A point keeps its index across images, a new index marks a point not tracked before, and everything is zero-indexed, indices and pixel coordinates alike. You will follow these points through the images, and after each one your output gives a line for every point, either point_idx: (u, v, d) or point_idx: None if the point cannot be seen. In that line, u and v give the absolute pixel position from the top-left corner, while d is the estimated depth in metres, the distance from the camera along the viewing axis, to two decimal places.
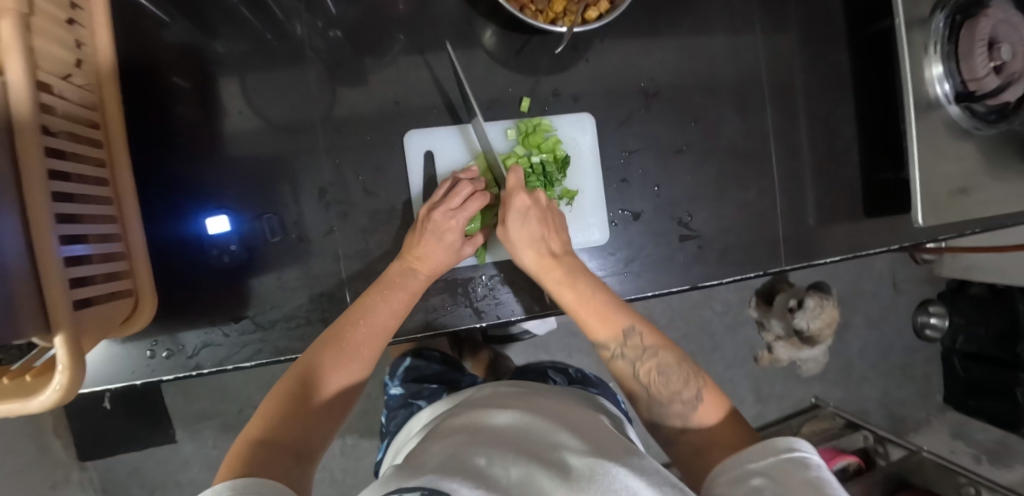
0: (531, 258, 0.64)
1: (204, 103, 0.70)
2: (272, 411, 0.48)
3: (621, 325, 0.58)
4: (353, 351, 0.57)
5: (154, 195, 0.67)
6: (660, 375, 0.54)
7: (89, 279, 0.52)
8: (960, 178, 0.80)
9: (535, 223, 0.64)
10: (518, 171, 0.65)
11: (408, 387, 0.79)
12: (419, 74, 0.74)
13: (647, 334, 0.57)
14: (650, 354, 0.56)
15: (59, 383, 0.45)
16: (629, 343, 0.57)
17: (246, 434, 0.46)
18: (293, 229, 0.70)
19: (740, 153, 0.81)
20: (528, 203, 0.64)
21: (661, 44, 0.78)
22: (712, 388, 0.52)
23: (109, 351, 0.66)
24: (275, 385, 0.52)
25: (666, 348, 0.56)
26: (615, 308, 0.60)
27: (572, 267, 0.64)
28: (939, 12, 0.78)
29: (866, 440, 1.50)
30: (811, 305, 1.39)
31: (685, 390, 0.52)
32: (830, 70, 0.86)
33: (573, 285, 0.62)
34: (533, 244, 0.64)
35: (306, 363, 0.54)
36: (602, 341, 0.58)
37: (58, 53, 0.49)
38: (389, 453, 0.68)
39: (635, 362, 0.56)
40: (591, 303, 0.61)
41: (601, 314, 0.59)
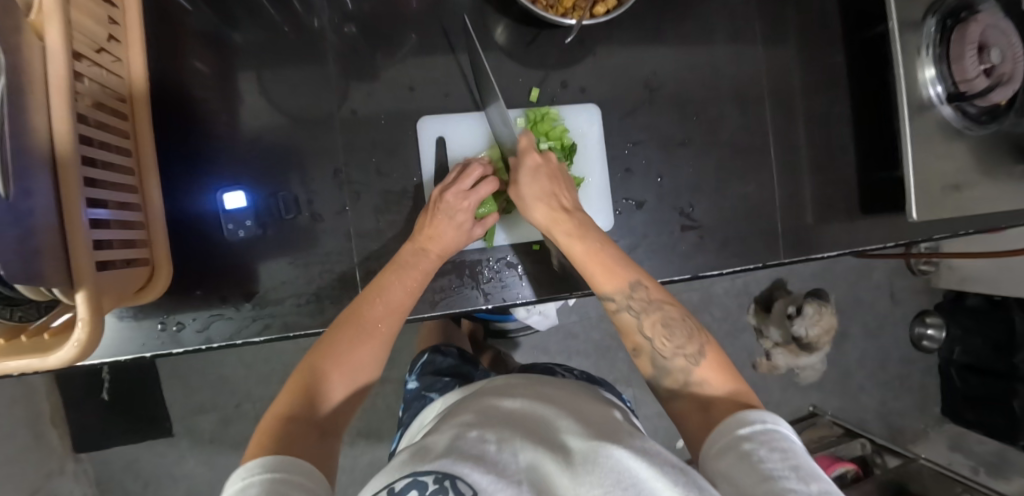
0: (542, 212, 0.64)
1: (224, 85, 0.72)
2: (296, 388, 0.51)
3: (627, 279, 0.58)
4: (370, 328, 0.58)
5: (176, 171, 0.69)
6: (665, 328, 0.54)
7: (108, 244, 0.54)
8: (953, 175, 0.82)
9: (545, 179, 0.63)
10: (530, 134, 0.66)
11: (423, 380, 0.79)
12: (431, 64, 0.76)
13: (653, 289, 0.57)
14: (656, 307, 0.56)
15: (79, 339, 0.46)
16: (635, 297, 0.57)
17: (273, 411, 0.49)
18: (307, 207, 0.72)
19: (740, 149, 0.84)
20: (539, 162, 0.64)
21: (664, 42, 0.82)
22: (714, 344, 0.53)
23: (120, 323, 0.66)
24: (300, 363, 0.54)
25: (672, 305, 0.56)
26: (624, 262, 0.60)
27: (583, 221, 0.63)
28: (931, 17, 0.81)
29: (863, 448, 1.48)
30: (809, 312, 1.44)
31: (688, 345, 0.53)
32: (827, 72, 0.89)
33: (582, 238, 0.62)
34: (545, 199, 0.63)
35: (325, 342, 0.56)
36: (607, 294, 0.58)
37: (92, 27, 0.51)
38: (402, 442, 0.69)
39: (641, 315, 0.56)
40: (601, 257, 0.60)
41: (611, 267, 0.59)
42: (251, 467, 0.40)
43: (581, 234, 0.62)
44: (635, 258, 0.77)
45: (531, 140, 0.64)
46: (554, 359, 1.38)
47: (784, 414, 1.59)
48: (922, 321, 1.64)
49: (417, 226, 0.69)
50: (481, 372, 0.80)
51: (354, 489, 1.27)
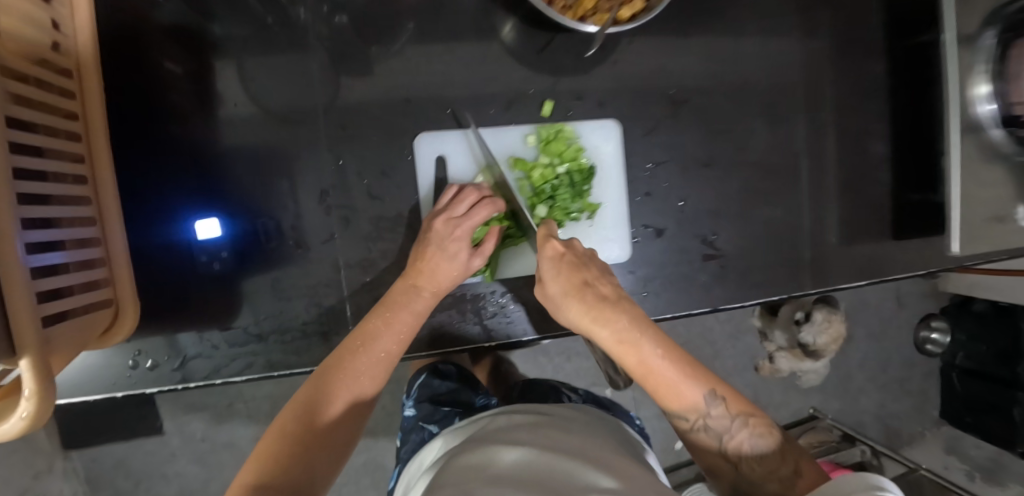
0: (578, 310, 0.53)
1: (198, 92, 0.64)
2: (271, 452, 0.46)
3: (698, 394, 0.49)
4: (351, 380, 0.53)
5: (143, 193, 0.62)
6: (754, 450, 0.47)
7: (64, 290, 0.47)
8: (997, 205, 0.76)
9: (570, 270, 0.53)
10: (549, 223, 0.59)
11: (421, 409, 0.75)
12: (433, 71, 0.68)
13: (732, 401, 0.49)
14: (740, 427, 0.48)
15: (27, 410, 0.40)
16: (712, 415, 0.49)
17: (240, 479, 0.43)
18: (290, 234, 0.65)
19: (769, 168, 0.77)
20: (561, 249, 0.55)
21: (692, 49, 0.73)
22: (809, 462, 0.47)
23: (86, 360, 0.60)
24: (276, 421, 0.49)
25: (754, 417, 0.49)
26: (689, 372, 0.50)
27: (635, 316, 0.52)
28: (988, 29, 0.74)
29: (863, 454, 1.45)
30: (818, 318, 1.36)
31: (783, 467, 0.46)
32: (867, 82, 0.81)
33: (637, 348, 0.50)
34: (579, 293, 0.53)
35: (304, 397, 0.51)
36: (678, 412, 0.50)
37: (33, 36, 0.44)
38: (400, 485, 0.64)
39: (721, 436, 0.49)
40: (660, 370, 0.50)
41: (673, 380, 0.50)
42: None
43: (636, 342, 0.50)
44: (652, 291, 0.71)
45: (550, 230, 0.56)
46: (554, 363, 1.34)
47: (785, 418, 1.57)
48: (928, 325, 1.60)
49: (410, 259, 0.62)
50: (481, 399, 0.78)
51: (347, 491, 1.25)
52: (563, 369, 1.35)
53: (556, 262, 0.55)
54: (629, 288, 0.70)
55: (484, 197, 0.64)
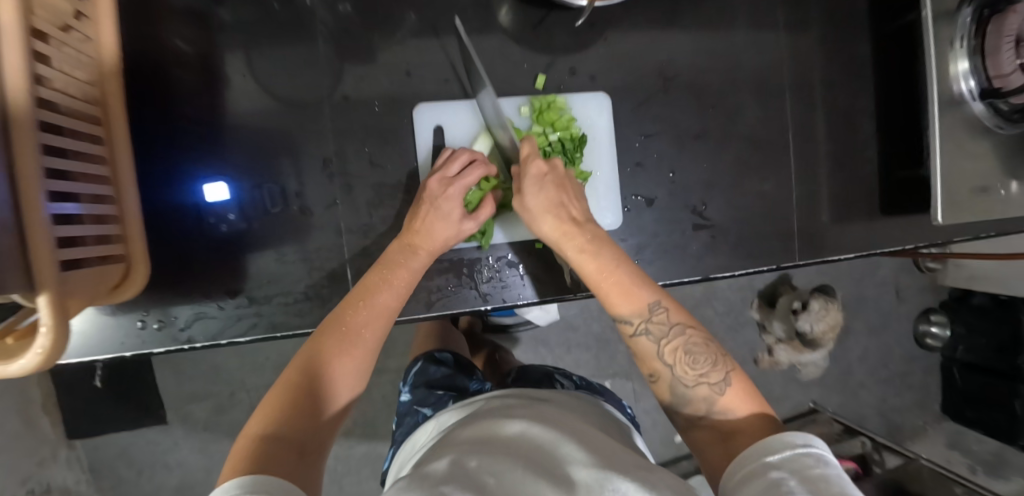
0: (551, 225, 0.61)
1: (208, 66, 0.67)
2: (277, 405, 0.45)
3: (645, 301, 0.54)
4: (354, 335, 0.53)
5: (153, 159, 0.65)
6: (688, 355, 0.51)
7: (79, 240, 0.50)
8: (980, 177, 0.78)
9: (553, 189, 0.61)
10: (532, 140, 0.62)
11: (416, 393, 0.76)
12: (431, 47, 0.71)
13: (674, 311, 0.54)
14: (678, 332, 0.53)
15: (43, 346, 0.43)
16: (654, 321, 0.54)
17: (250, 430, 0.43)
18: (294, 201, 0.67)
19: (758, 143, 0.79)
20: (545, 170, 0.61)
21: (680, 28, 0.76)
22: (738, 371, 0.51)
23: (98, 320, 0.63)
24: (282, 374, 0.48)
25: (693, 328, 0.53)
26: (637, 280, 0.56)
27: (596, 235, 0.60)
28: (967, 6, 0.77)
29: (863, 446, 1.47)
30: (816, 307, 1.38)
31: (712, 372, 0.50)
32: (852, 62, 0.83)
33: (596, 255, 0.58)
34: (551, 210, 0.60)
35: (307, 353, 0.50)
36: (625, 315, 0.55)
37: (57, 1, 0.46)
38: (395, 466, 0.66)
39: (661, 341, 0.53)
40: (615, 275, 0.57)
41: (626, 287, 0.56)
42: (229, 488, 0.35)
43: (594, 250, 0.58)
44: (644, 259, 0.73)
45: (534, 147, 0.61)
46: (553, 352, 1.35)
47: (786, 409, 1.57)
48: (928, 319, 1.61)
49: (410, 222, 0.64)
50: (475, 384, 0.78)
51: (348, 481, 1.25)
52: (563, 359, 1.36)
53: (538, 181, 0.61)
54: (621, 255, 0.72)
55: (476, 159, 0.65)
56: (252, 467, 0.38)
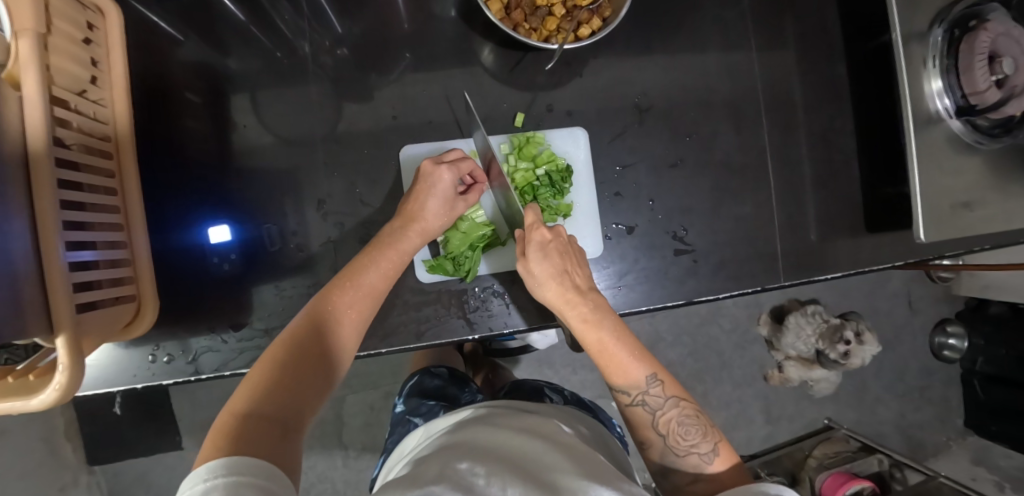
0: (554, 291, 0.61)
1: (213, 117, 0.73)
2: (259, 383, 0.48)
3: (641, 374, 0.58)
4: (342, 314, 0.57)
5: (162, 204, 0.70)
6: (679, 426, 0.55)
7: (95, 284, 0.54)
8: (963, 192, 0.79)
9: (556, 258, 0.61)
10: (536, 208, 0.63)
11: (408, 403, 0.79)
12: (418, 90, 0.76)
13: (668, 384, 0.57)
14: (671, 405, 0.56)
15: (59, 381, 0.46)
16: (650, 393, 0.57)
17: (232, 407, 0.45)
18: (291, 238, 0.72)
19: (737, 167, 0.82)
20: (548, 237, 0.62)
21: (654, 62, 0.80)
22: (725, 443, 0.55)
23: (111, 354, 0.67)
24: (266, 351, 0.51)
25: (686, 400, 0.57)
26: (639, 355, 0.59)
27: (597, 304, 0.61)
28: (937, 26, 0.78)
29: (880, 464, 1.41)
30: (852, 336, 1.35)
31: (702, 442, 0.54)
32: (828, 85, 0.86)
33: (598, 326, 0.60)
34: (557, 278, 0.61)
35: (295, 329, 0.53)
36: (621, 387, 0.58)
37: (73, 70, 0.52)
38: (383, 470, 0.68)
39: (655, 411, 0.56)
40: (614, 349, 0.59)
41: (623, 361, 0.58)
42: (211, 467, 0.36)
43: (597, 323, 0.60)
44: (625, 285, 0.75)
45: (537, 216, 0.62)
46: (559, 374, 1.37)
47: (797, 427, 1.54)
48: (944, 332, 1.57)
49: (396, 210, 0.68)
50: (467, 395, 0.83)
51: None
52: (568, 380, 1.37)
53: (542, 248, 0.62)
54: (604, 282, 0.75)
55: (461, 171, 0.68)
56: (230, 445, 0.40)
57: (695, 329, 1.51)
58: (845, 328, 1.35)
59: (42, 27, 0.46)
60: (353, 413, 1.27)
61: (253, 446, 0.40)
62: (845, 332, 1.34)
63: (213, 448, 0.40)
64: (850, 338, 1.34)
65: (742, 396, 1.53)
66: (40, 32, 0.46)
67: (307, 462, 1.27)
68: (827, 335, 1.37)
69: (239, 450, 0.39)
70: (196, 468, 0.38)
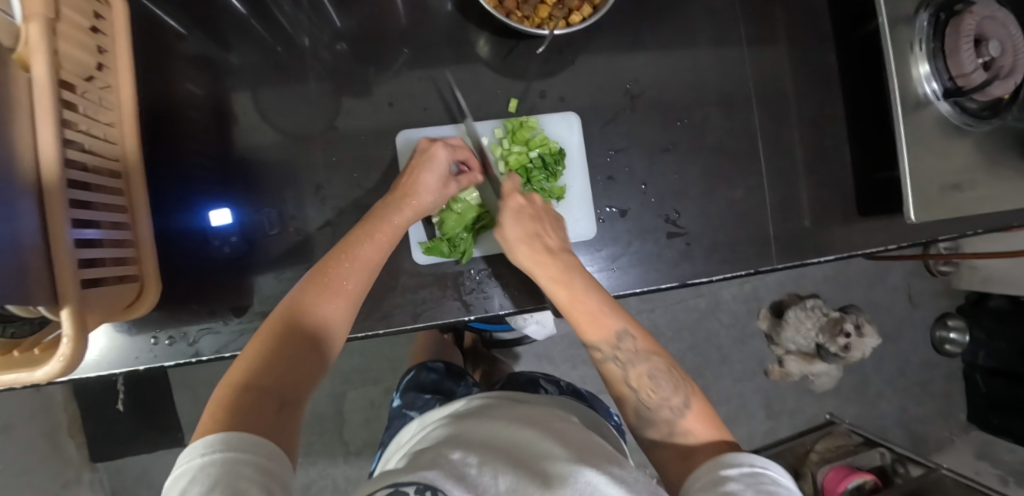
0: (526, 254, 0.64)
1: (215, 106, 0.75)
2: (254, 357, 0.49)
3: (612, 327, 0.58)
4: (337, 285, 0.58)
5: (164, 190, 0.72)
6: (651, 380, 0.55)
7: (100, 262, 0.56)
8: (953, 174, 0.80)
9: (529, 221, 0.65)
10: (515, 179, 0.68)
11: (405, 397, 0.81)
12: (414, 79, 0.78)
13: (640, 338, 0.57)
14: (643, 359, 0.56)
15: (64, 352, 0.47)
16: (621, 347, 0.57)
17: (231, 379, 0.47)
18: (291, 223, 0.74)
19: (728, 153, 0.83)
20: (523, 204, 0.66)
21: (645, 50, 0.81)
22: (698, 396, 0.54)
23: (115, 337, 0.69)
24: (261, 328, 0.52)
25: (657, 354, 0.57)
26: (611, 309, 0.59)
27: (568, 264, 0.63)
28: (923, 11, 0.80)
29: (883, 457, 1.43)
30: (852, 328, 1.37)
31: (674, 396, 0.54)
32: (817, 72, 0.87)
33: (567, 285, 0.61)
34: (527, 239, 0.64)
35: (290, 306, 0.55)
36: (594, 343, 0.58)
37: (80, 56, 0.54)
38: (381, 460, 0.69)
39: (626, 367, 0.56)
40: (586, 305, 0.60)
41: (596, 315, 0.59)
42: (204, 444, 0.38)
43: (567, 283, 0.61)
44: (619, 267, 0.77)
45: (515, 184, 0.66)
46: (558, 368, 1.37)
47: (798, 421, 1.54)
48: (944, 325, 1.57)
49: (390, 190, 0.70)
50: (463, 388, 0.83)
51: None
52: (567, 374, 1.38)
53: (517, 213, 0.66)
54: (598, 264, 0.76)
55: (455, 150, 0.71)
56: (228, 418, 0.41)
57: (694, 323, 1.51)
58: (845, 321, 1.39)
59: (51, 13, 0.48)
60: (353, 408, 1.28)
61: (249, 421, 0.41)
62: (845, 325, 1.37)
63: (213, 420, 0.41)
64: (850, 331, 1.37)
65: (742, 390, 1.53)
66: (49, 17, 0.48)
67: (308, 458, 1.27)
68: (828, 329, 1.41)
69: (236, 424, 0.40)
70: (194, 441, 0.39)
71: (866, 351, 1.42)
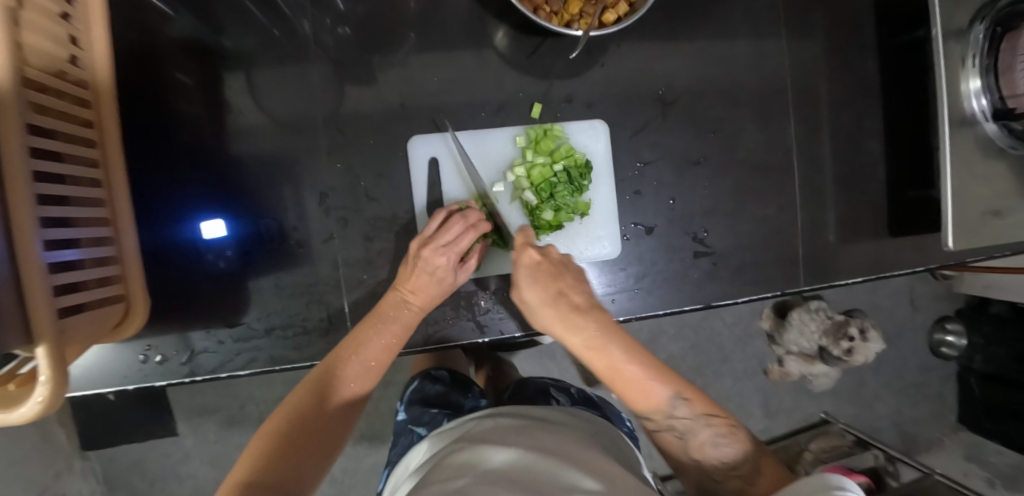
0: (548, 318, 0.59)
1: (207, 101, 0.67)
2: (257, 451, 0.49)
3: (663, 394, 0.51)
4: (342, 387, 0.57)
5: (153, 195, 0.66)
6: (715, 449, 0.49)
7: (81, 284, 0.50)
8: (994, 200, 0.76)
9: (547, 279, 0.59)
10: (528, 228, 0.61)
11: (412, 410, 0.76)
12: (427, 77, 0.71)
13: (696, 402, 0.51)
14: (702, 426, 0.50)
15: (42, 395, 0.42)
16: (676, 416, 0.51)
17: (268, 427, 0.51)
18: (292, 234, 0.68)
19: (761, 167, 0.78)
20: (538, 257, 0.60)
21: (679, 52, 0.75)
22: (772, 461, 0.47)
23: (101, 354, 0.64)
24: (265, 425, 0.52)
25: (718, 416, 0.50)
26: (659, 374, 0.53)
27: (601, 323, 0.56)
28: (977, 24, 0.74)
29: (875, 460, 1.41)
30: (856, 333, 1.29)
31: (743, 463, 0.47)
32: (858, 81, 0.81)
33: (603, 351, 0.54)
34: (552, 301, 0.58)
35: (293, 403, 0.54)
36: (645, 413, 0.52)
37: (51, 51, 0.47)
38: (389, 484, 0.64)
39: (684, 435, 0.51)
40: (628, 373, 0.53)
41: (641, 382, 0.52)
42: None
43: (604, 348, 0.54)
44: (642, 288, 0.72)
45: (526, 234, 0.60)
46: (559, 367, 1.34)
47: (795, 422, 1.54)
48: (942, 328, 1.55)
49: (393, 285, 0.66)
50: (471, 401, 0.79)
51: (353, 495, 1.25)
52: (569, 373, 1.35)
53: (533, 270, 0.60)
54: (621, 284, 0.72)
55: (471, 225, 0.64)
56: (251, 473, 0.46)
57: (698, 324, 1.48)
58: (849, 326, 1.30)
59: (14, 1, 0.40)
60: None
61: None
62: (849, 329, 1.29)
63: (239, 471, 0.47)
64: (855, 335, 1.29)
65: (742, 391, 1.52)
66: (11, 5, 0.40)
67: None
68: (831, 331, 1.32)
69: (256, 480, 0.45)
70: None
71: (870, 356, 1.34)
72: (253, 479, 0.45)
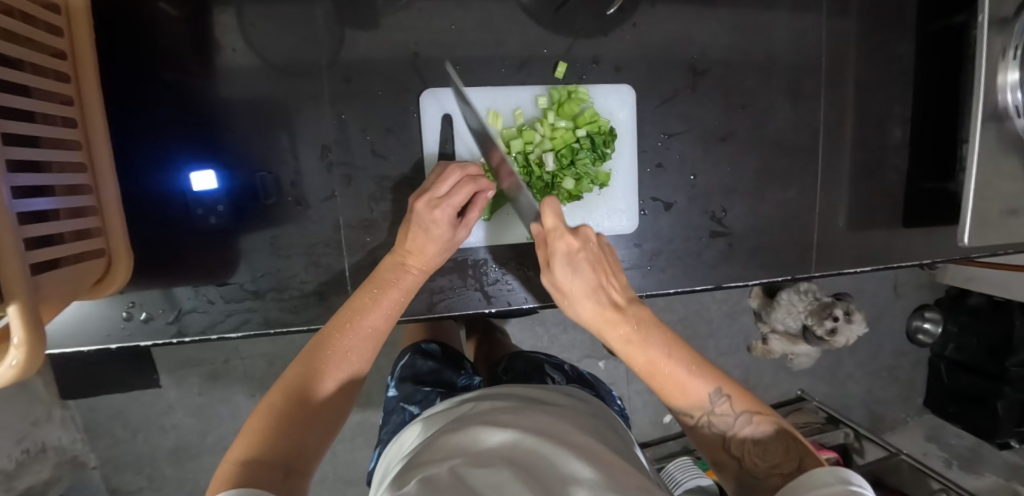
0: (589, 311, 0.44)
1: (193, 38, 0.60)
2: (258, 432, 0.41)
3: (704, 390, 0.42)
4: (341, 356, 0.50)
5: (132, 138, 0.59)
6: (757, 445, 0.41)
7: (58, 238, 0.46)
8: (1014, 198, 0.74)
9: (590, 272, 0.42)
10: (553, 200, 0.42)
11: (402, 388, 0.71)
12: (442, 24, 0.64)
13: (738, 398, 0.42)
14: (744, 424, 0.42)
15: (15, 359, 0.37)
16: (717, 412, 0.42)
17: (266, 403, 0.44)
18: (289, 190, 0.63)
19: (785, 147, 0.75)
20: (575, 245, 0.42)
21: (715, 17, 0.70)
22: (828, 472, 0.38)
23: (81, 310, 0.59)
24: (263, 399, 0.44)
25: (760, 413, 0.42)
26: (699, 366, 0.43)
27: (641, 318, 0.43)
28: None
29: (845, 437, 1.19)
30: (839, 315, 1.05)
31: (785, 463, 0.39)
32: (895, 62, 0.77)
33: (645, 346, 0.43)
34: (592, 295, 0.43)
35: (293, 374, 0.47)
36: (682, 409, 0.43)
37: None
38: (379, 466, 0.58)
39: (725, 433, 0.42)
40: (668, 369, 0.43)
41: (680, 376, 0.42)
42: None
43: (643, 341, 0.43)
44: (656, 266, 0.70)
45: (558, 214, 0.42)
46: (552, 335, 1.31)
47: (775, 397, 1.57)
48: (921, 314, 1.34)
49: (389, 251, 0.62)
50: (463, 379, 0.74)
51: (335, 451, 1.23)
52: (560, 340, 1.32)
53: (570, 260, 0.42)
54: (634, 260, 0.70)
55: (469, 176, 0.58)
56: (252, 454, 0.39)
57: None
58: (836, 306, 1.06)
59: None
60: None
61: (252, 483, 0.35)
62: (833, 309, 1.05)
63: (236, 456, 0.39)
64: (840, 316, 1.05)
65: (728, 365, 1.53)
66: None
67: None
68: (816, 312, 1.10)
69: (258, 461, 0.38)
70: None
71: (850, 339, 1.10)
72: (254, 461, 0.38)
